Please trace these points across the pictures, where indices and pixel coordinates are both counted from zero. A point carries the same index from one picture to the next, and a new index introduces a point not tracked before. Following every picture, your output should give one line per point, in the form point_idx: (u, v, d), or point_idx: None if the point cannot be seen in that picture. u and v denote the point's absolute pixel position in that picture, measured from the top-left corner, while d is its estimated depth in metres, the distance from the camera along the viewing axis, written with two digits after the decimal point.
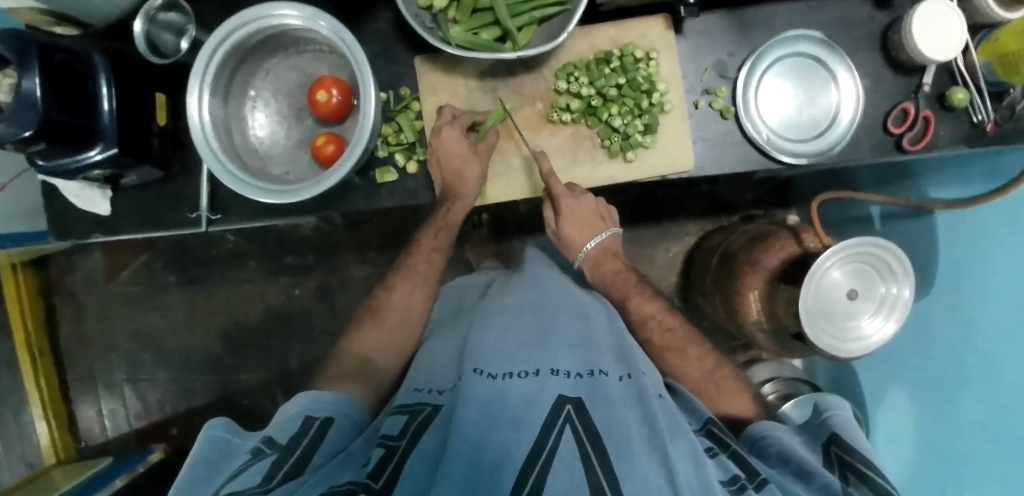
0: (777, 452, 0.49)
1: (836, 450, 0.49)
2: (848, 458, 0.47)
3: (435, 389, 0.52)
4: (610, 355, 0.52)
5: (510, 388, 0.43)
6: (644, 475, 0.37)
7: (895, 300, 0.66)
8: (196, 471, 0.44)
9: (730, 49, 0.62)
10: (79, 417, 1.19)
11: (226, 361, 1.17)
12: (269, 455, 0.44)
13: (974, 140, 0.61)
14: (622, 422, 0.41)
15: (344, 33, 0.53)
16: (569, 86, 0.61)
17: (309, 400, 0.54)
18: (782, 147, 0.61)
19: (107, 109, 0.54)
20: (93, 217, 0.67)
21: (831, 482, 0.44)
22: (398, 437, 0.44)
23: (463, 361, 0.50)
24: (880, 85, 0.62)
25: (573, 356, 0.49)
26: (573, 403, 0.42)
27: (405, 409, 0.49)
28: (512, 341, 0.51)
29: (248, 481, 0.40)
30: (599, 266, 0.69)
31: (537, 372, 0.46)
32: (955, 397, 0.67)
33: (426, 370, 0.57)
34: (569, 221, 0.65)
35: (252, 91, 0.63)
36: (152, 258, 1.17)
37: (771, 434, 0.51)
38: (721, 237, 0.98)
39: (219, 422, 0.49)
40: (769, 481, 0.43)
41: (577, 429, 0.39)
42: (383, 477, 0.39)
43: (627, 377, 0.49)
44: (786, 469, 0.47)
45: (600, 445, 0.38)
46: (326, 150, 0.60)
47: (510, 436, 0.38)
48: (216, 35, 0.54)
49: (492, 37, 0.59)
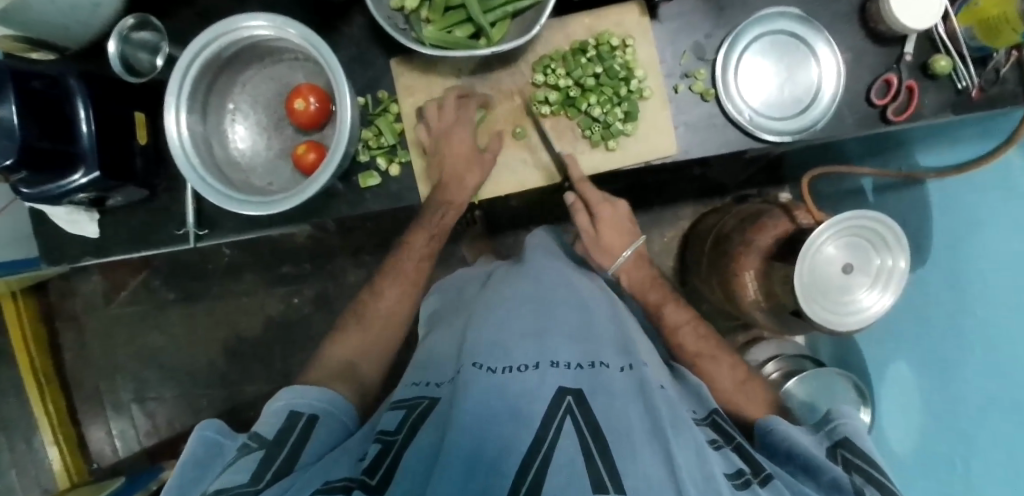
0: (786, 445, 0.48)
1: (844, 452, 0.47)
2: (858, 461, 0.46)
3: (434, 382, 0.52)
4: (611, 346, 0.52)
5: (509, 381, 0.43)
6: (645, 469, 0.36)
7: (891, 271, 0.66)
8: (186, 474, 0.44)
9: (707, 31, 0.62)
10: (89, 439, 1.20)
11: (231, 374, 1.18)
12: (256, 451, 0.44)
13: (960, 107, 0.60)
14: (623, 416, 0.41)
15: (315, 39, 0.52)
16: (546, 79, 0.61)
17: (295, 394, 0.54)
18: (765, 126, 0.61)
19: (85, 131, 0.53)
20: (82, 241, 0.67)
21: (836, 476, 0.42)
22: (394, 432, 0.44)
23: (462, 354, 0.50)
24: (862, 57, 0.61)
25: (572, 348, 0.49)
26: (573, 394, 0.42)
27: (404, 403, 0.49)
28: (511, 333, 0.50)
29: (237, 479, 0.40)
30: (635, 273, 0.70)
31: (537, 365, 0.46)
32: (954, 371, 0.67)
33: (424, 364, 0.58)
34: (607, 227, 0.68)
35: (231, 105, 0.63)
36: (150, 276, 1.17)
37: (780, 429, 0.51)
38: (714, 220, 0.98)
39: (210, 424, 0.48)
40: (775, 476, 0.42)
41: (578, 421, 0.39)
42: (379, 474, 0.39)
43: (629, 368, 0.49)
44: (794, 467, 0.46)
45: (601, 436, 0.38)
46: (308, 158, 0.60)
47: (511, 432, 0.38)
48: (189, 48, 0.54)
49: (466, 35, 0.59)
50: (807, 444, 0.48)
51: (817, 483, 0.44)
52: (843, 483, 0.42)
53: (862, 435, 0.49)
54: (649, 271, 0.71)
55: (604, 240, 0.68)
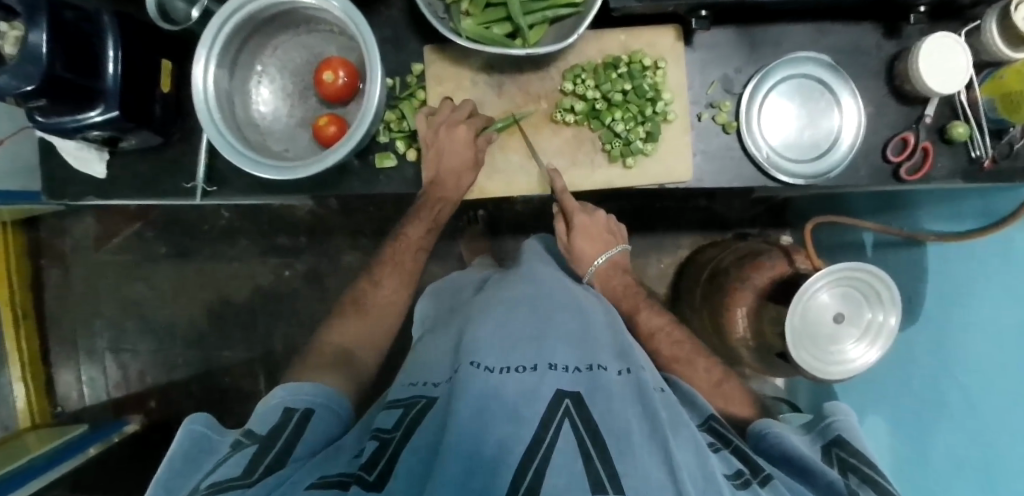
0: (780, 451, 0.50)
1: (839, 451, 0.51)
2: (853, 461, 0.49)
3: (431, 382, 0.52)
4: (609, 350, 0.52)
5: (506, 383, 0.44)
6: (644, 470, 0.37)
7: (880, 327, 0.67)
8: (175, 466, 0.44)
9: (737, 65, 0.63)
10: (57, 382, 1.18)
11: (211, 337, 1.16)
12: (250, 445, 0.45)
13: (970, 176, 0.62)
14: (621, 417, 0.42)
15: (355, 14, 0.53)
16: (575, 88, 0.61)
17: (290, 390, 0.53)
18: (783, 167, 0.62)
19: (112, 72, 0.53)
20: (89, 179, 0.66)
21: (835, 480, 0.44)
22: (392, 430, 0.44)
23: (460, 353, 0.50)
24: (883, 113, 0.63)
25: (572, 350, 0.49)
26: (571, 398, 0.42)
27: (400, 403, 0.50)
28: (510, 335, 0.51)
29: (230, 473, 0.41)
30: (609, 280, 0.71)
31: (535, 367, 0.46)
32: (934, 425, 0.67)
33: (422, 363, 0.58)
34: (582, 237, 0.69)
35: (259, 66, 0.63)
36: (144, 228, 1.16)
37: (773, 432, 0.52)
38: (714, 252, 0.99)
39: (199, 417, 0.49)
40: (774, 477, 0.44)
41: (576, 424, 0.40)
42: (377, 470, 0.39)
43: (626, 372, 0.49)
44: (790, 471, 0.48)
45: (599, 440, 0.38)
46: (328, 130, 0.60)
47: (508, 432, 0.38)
48: (228, 5, 0.54)
49: (503, 33, 0.59)
50: (803, 449, 0.49)
51: (815, 486, 0.45)
52: (839, 487, 0.43)
53: (854, 433, 0.52)
54: (621, 279, 0.72)
55: (580, 251, 0.69)
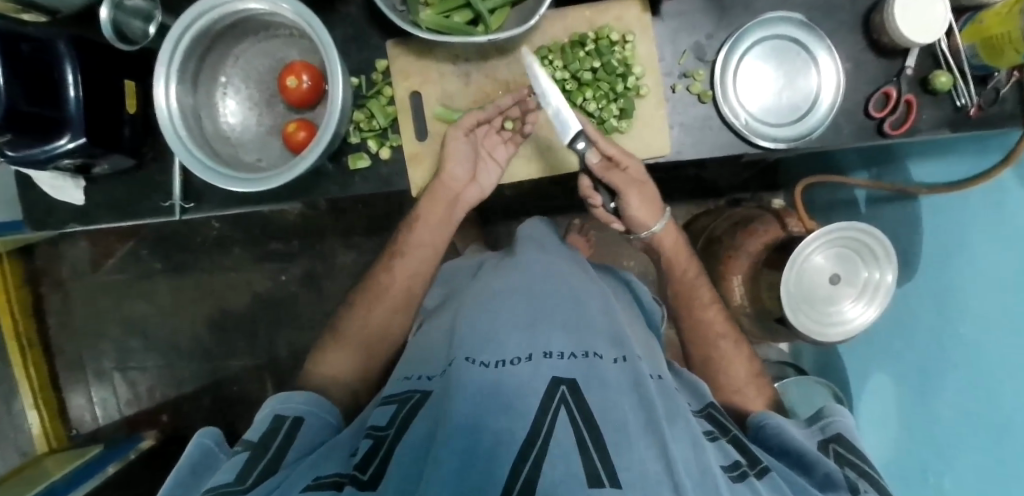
0: (779, 443, 0.51)
1: (836, 446, 0.50)
2: (851, 457, 0.49)
3: (425, 376, 0.52)
4: (605, 335, 0.52)
5: (502, 377, 0.43)
6: (641, 462, 0.37)
7: (878, 285, 0.64)
8: (181, 478, 0.44)
9: (709, 32, 0.61)
10: (69, 405, 1.20)
11: (216, 348, 1.18)
12: (242, 452, 0.45)
13: (957, 125, 0.60)
14: (618, 406, 0.42)
15: (308, 15, 0.52)
16: (543, 70, 0.61)
17: (279, 400, 0.54)
18: (762, 133, 0.61)
19: (73, 96, 0.53)
20: (67, 208, 0.66)
21: (832, 472, 0.45)
22: (385, 427, 0.44)
23: (453, 347, 0.50)
24: (862, 68, 0.61)
25: (566, 336, 0.49)
26: (567, 384, 0.43)
27: (394, 398, 0.49)
28: (503, 323, 0.51)
29: (223, 480, 0.41)
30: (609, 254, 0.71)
31: (530, 357, 0.45)
32: (936, 388, 0.66)
33: (416, 358, 0.58)
34: (635, 190, 0.61)
35: (223, 78, 0.62)
36: (137, 246, 1.17)
37: (772, 423, 0.54)
38: (708, 221, 0.96)
39: (209, 432, 0.49)
40: (771, 468, 0.45)
41: (572, 412, 0.40)
42: (371, 469, 0.40)
43: (622, 360, 0.49)
44: (788, 461, 0.49)
45: (595, 429, 0.39)
46: (297, 136, 0.60)
47: (506, 424, 0.38)
48: (182, 18, 0.53)
49: (464, 20, 0.58)
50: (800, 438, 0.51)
51: (811, 477, 0.46)
52: (838, 479, 0.45)
53: (853, 432, 0.52)
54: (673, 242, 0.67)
55: (639, 207, 0.62)
